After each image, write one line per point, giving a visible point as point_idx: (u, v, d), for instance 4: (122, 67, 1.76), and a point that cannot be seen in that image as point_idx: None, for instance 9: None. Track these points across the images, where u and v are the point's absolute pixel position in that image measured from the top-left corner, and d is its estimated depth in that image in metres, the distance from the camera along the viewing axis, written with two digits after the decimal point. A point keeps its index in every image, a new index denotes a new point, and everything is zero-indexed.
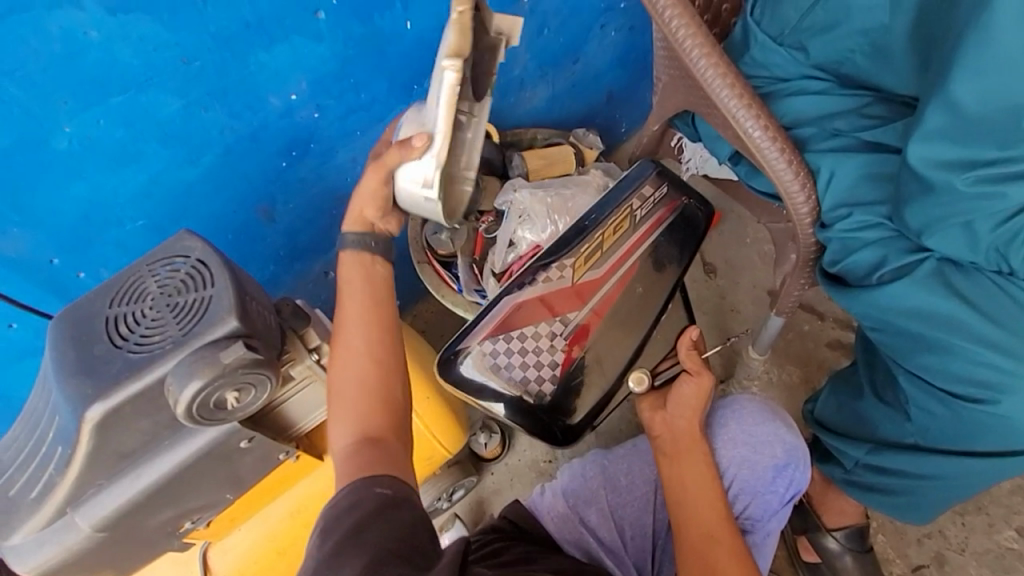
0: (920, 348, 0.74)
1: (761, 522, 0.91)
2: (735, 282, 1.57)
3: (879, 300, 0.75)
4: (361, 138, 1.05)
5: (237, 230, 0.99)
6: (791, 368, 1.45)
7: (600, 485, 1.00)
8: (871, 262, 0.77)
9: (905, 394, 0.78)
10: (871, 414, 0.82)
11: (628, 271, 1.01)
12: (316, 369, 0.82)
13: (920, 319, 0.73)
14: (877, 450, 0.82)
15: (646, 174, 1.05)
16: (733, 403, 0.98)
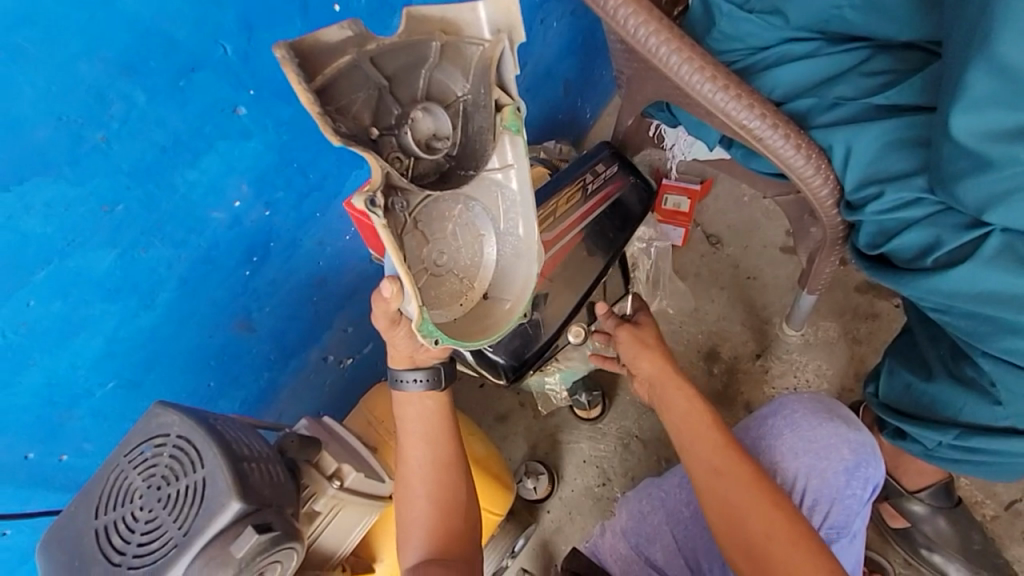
0: (1002, 331, 0.68)
1: (848, 527, 0.86)
2: (745, 247, 1.49)
3: (941, 286, 0.69)
4: (323, 219, 0.97)
5: (219, 354, 0.92)
6: (827, 323, 1.38)
7: (666, 519, 0.93)
8: (923, 244, 0.71)
9: (988, 374, 0.70)
10: (944, 396, 0.75)
11: (570, 244, 0.92)
12: (341, 497, 0.75)
13: (994, 301, 0.67)
14: (968, 435, 0.74)
15: (600, 155, 0.98)
16: (777, 407, 0.93)
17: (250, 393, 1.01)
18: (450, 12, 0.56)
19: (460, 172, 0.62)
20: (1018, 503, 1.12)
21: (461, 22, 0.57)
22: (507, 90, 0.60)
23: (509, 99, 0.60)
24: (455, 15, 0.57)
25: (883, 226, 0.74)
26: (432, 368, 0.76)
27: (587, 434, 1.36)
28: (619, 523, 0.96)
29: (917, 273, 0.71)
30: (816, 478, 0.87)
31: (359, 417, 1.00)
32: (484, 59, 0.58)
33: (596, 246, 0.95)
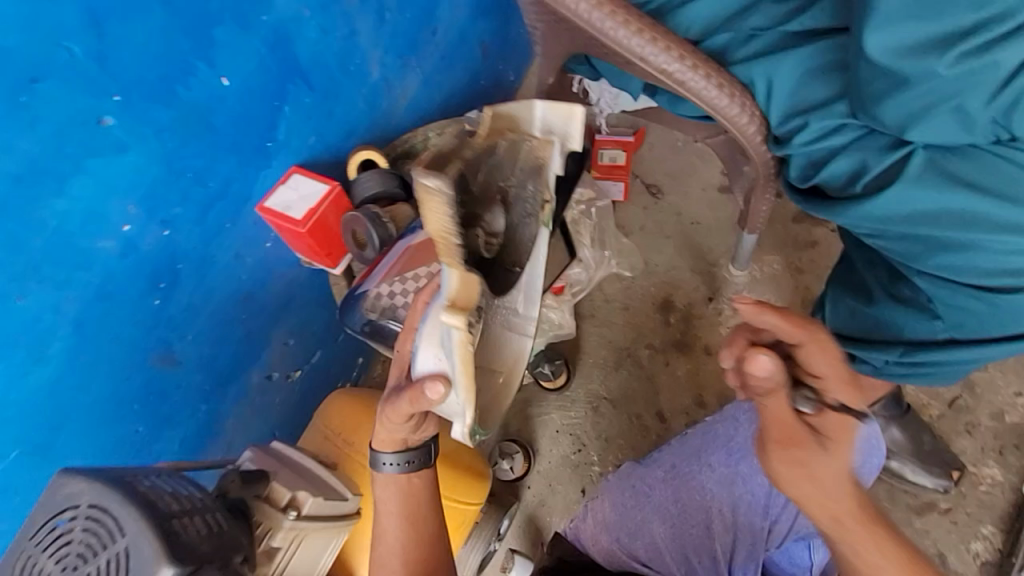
0: (935, 250, 0.68)
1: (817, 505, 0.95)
2: (685, 193, 1.48)
3: (873, 210, 0.68)
4: (235, 230, 0.87)
5: (143, 395, 0.83)
6: (770, 257, 1.40)
7: (654, 515, 0.98)
8: (851, 171, 0.70)
9: (926, 292, 0.71)
10: (887, 317, 0.75)
11: None
12: (301, 526, 0.70)
13: (922, 220, 0.67)
14: (913, 350, 0.73)
15: None
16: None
17: (189, 429, 0.93)
18: (516, 108, 0.75)
19: (507, 269, 0.74)
20: (959, 399, 1.20)
21: (520, 115, 0.75)
22: (549, 189, 0.73)
23: (551, 198, 0.73)
24: (519, 110, 0.75)
25: (812, 157, 0.73)
26: (422, 448, 0.78)
27: (556, 404, 1.35)
28: (605, 510, 0.99)
29: (846, 199, 0.71)
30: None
31: (316, 434, 0.96)
32: (535, 160, 0.74)
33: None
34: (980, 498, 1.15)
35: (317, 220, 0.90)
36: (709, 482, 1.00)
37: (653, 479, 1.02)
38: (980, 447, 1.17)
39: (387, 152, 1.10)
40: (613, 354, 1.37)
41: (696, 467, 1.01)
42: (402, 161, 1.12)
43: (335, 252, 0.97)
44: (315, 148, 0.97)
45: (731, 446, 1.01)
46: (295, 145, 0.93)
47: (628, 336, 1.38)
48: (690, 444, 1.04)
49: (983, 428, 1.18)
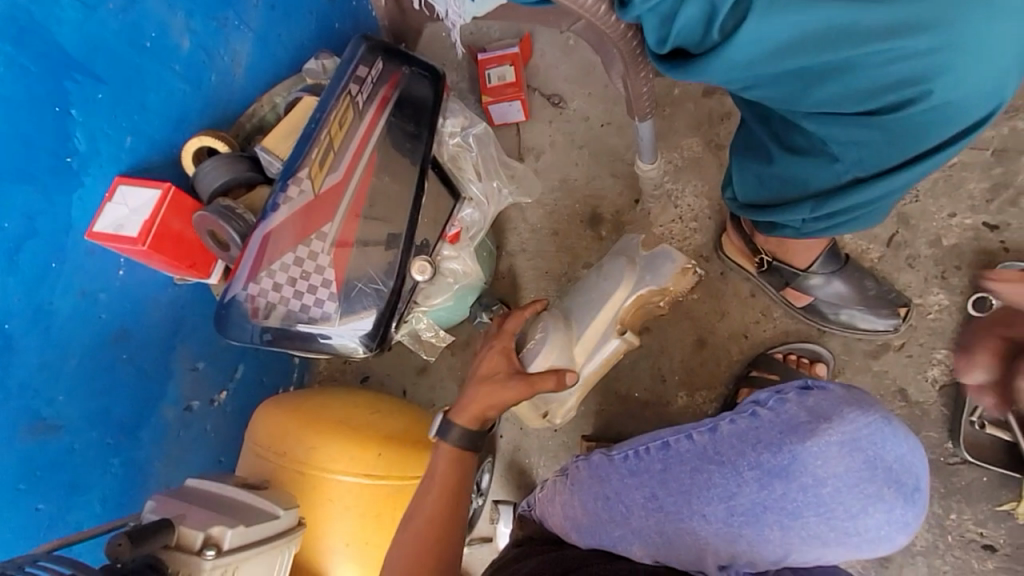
0: (811, 83, 0.60)
1: (808, 510, 0.71)
2: (588, 95, 1.38)
3: (735, 60, 0.58)
4: (66, 268, 0.76)
5: (27, 472, 0.74)
6: (688, 141, 1.32)
7: (632, 536, 0.74)
8: (702, 18, 0.55)
9: (817, 135, 0.66)
10: (792, 173, 0.70)
11: (369, 165, 0.78)
12: (225, 563, 0.64)
13: (796, 53, 0.58)
14: (822, 203, 0.70)
15: (357, 51, 0.79)
16: (795, 463, 0.71)
17: (106, 489, 0.86)
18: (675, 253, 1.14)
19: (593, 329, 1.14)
20: (896, 236, 1.17)
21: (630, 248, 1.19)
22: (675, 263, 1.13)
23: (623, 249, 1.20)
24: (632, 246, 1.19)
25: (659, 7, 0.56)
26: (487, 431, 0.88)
27: None
28: (569, 499, 0.78)
29: (711, 53, 0.58)
30: (831, 525, 0.71)
31: (249, 453, 0.90)
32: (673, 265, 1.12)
33: (399, 158, 0.79)
34: (930, 327, 1.15)
35: (159, 232, 0.79)
36: (703, 532, 0.72)
37: (635, 486, 0.76)
38: (923, 278, 1.16)
39: (235, 134, 0.98)
40: (553, 284, 1.32)
41: (686, 517, 0.73)
42: (256, 138, 1.00)
43: (201, 260, 0.86)
44: (137, 149, 0.84)
45: (734, 503, 0.72)
46: (108, 152, 0.79)
47: (565, 261, 1.33)
48: (676, 480, 0.74)
49: (924, 258, 1.16)
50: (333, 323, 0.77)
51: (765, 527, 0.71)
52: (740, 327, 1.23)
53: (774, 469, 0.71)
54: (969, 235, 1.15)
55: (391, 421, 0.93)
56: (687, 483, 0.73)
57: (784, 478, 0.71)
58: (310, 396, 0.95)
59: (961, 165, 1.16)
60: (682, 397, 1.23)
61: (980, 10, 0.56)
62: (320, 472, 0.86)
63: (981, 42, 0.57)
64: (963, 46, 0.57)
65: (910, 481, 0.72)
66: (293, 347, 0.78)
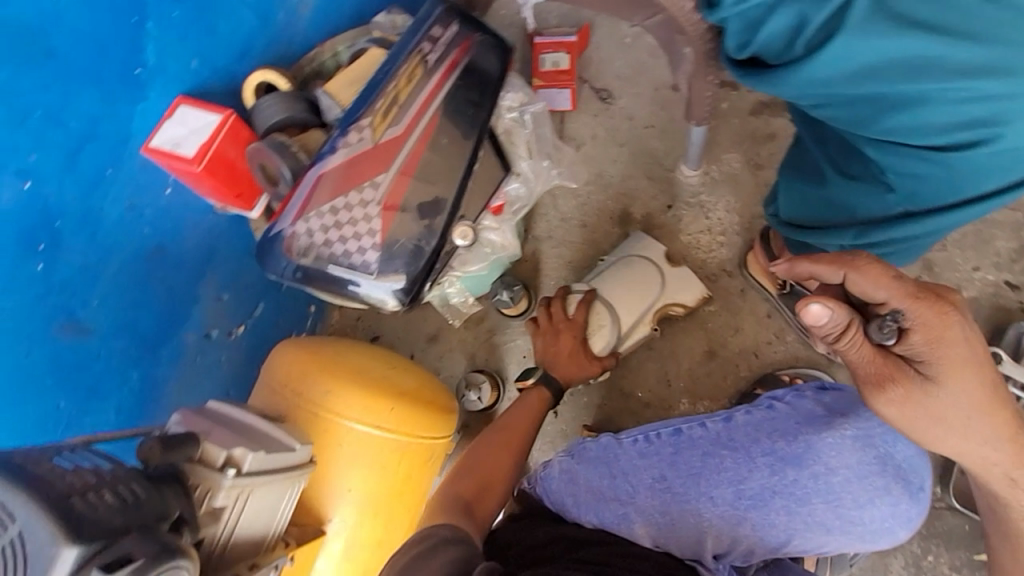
0: (887, 109, 0.61)
1: (815, 501, 0.80)
2: (637, 95, 1.39)
3: (814, 75, 0.61)
4: (120, 175, 0.77)
5: (54, 369, 0.76)
6: (729, 156, 1.33)
7: (636, 515, 0.81)
8: (791, 28, 0.59)
9: (877, 163, 0.66)
10: (842, 199, 0.70)
11: (428, 125, 0.79)
12: (243, 484, 0.67)
13: (875, 76, 0.60)
14: (864, 232, 0.69)
15: (434, 13, 0.80)
16: (809, 451, 0.81)
17: (122, 399, 0.87)
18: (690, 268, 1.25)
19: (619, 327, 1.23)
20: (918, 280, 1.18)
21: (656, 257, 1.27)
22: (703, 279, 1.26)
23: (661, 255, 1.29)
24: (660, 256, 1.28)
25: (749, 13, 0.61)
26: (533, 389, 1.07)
27: (521, 330, 1.32)
28: (573, 470, 0.86)
29: (790, 65, 0.61)
30: (836, 513, 0.80)
31: (265, 387, 0.92)
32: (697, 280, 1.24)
33: (456, 126, 0.80)
34: None
35: (213, 156, 0.80)
36: (708, 512, 0.81)
37: (643, 468, 0.84)
38: None
39: (293, 74, 0.98)
40: (574, 275, 1.33)
41: (694, 497, 0.81)
42: (313, 83, 1.00)
43: (247, 192, 0.88)
44: (200, 73, 0.84)
45: (743, 487, 0.81)
46: (174, 71, 0.80)
47: (589, 254, 1.34)
48: (686, 463, 0.83)
49: None
50: (370, 274, 0.78)
51: (771, 511, 0.80)
52: (751, 345, 1.25)
53: (786, 455, 0.81)
54: (989, 291, 1.16)
55: (403, 380, 0.95)
56: (697, 464, 0.83)
57: (796, 465, 0.81)
58: (331, 343, 0.97)
59: (992, 221, 1.18)
60: (683, 403, 1.25)
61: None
62: (334, 416, 0.88)
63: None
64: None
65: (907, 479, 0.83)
66: (328, 290, 0.79)
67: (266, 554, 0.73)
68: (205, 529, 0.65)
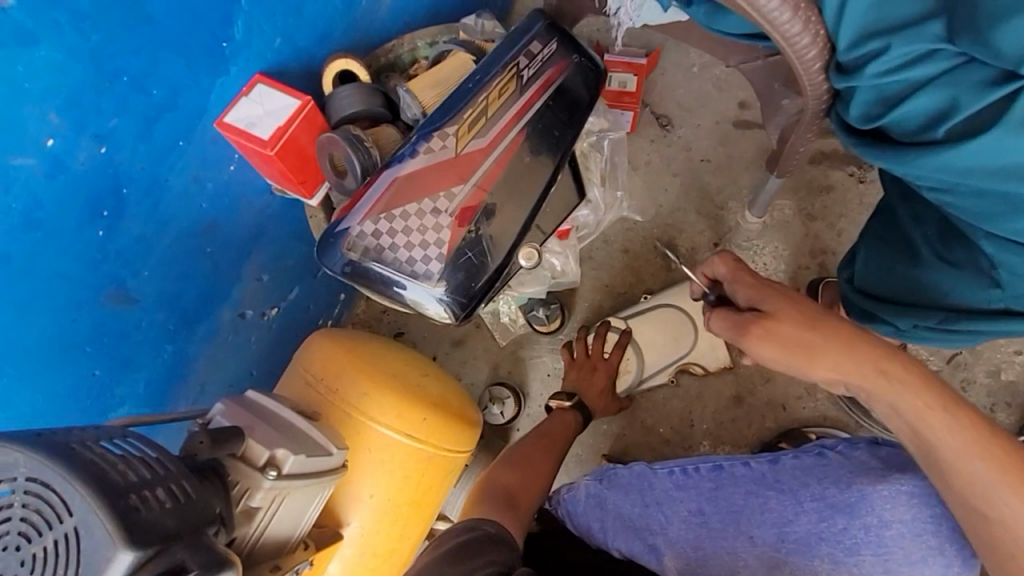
0: (1014, 211, 0.60)
1: (859, 557, 0.79)
2: (697, 126, 1.37)
3: (952, 162, 0.59)
4: (190, 148, 0.75)
5: (96, 336, 0.74)
6: (782, 202, 1.31)
7: (665, 546, 0.85)
8: (936, 110, 0.58)
9: (988, 256, 0.64)
10: (935, 282, 0.68)
11: (513, 142, 0.77)
12: (281, 487, 0.64)
13: (1007, 176, 0.58)
14: (953, 320, 0.67)
15: (534, 28, 0.78)
16: (862, 503, 0.79)
17: (153, 371, 0.85)
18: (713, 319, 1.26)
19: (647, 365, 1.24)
20: (959, 355, 1.16)
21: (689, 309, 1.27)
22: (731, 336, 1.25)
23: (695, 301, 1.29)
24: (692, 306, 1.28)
25: (890, 88, 0.60)
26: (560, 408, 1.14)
27: (549, 348, 1.30)
28: (605, 495, 0.90)
29: (924, 147, 0.60)
30: (884, 567, 0.78)
31: (297, 377, 0.90)
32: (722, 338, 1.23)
33: (540, 145, 0.78)
34: None
35: (287, 140, 0.78)
36: (746, 552, 0.82)
37: (679, 500, 0.87)
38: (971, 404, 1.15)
39: (368, 63, 0.95)
40: (609, 299, 1.31)
41: (733, 534, 0.83)
42: (387, 74, 0.97)
43: (310, 180, 0.85)
44: (281, 52, 0.82)
45: (787, 530, 0.81)
46: (257, 48, 0.78)
47: (627, 281, 1.32)
48: (727, 500, 0.85)
49: (978, 385, 1.15)
50: (430, 284, 0.75)
51: (814, 556, 0.80)
52: (780, 397, 1.23)
53: (837, 504, 0.80)
54: None
55: (436, 389, 0.92)
56: (739, 504, 0.84)
57: (846, 513, 0.80)
58: (369, 340, 0.94)
59: None
60: (704, 445, 1.24)
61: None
62: (366, 419, 0.86)
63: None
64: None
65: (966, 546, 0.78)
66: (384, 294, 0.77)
67: (288, 556, 0.71)
68: (238, 527, 0.64)
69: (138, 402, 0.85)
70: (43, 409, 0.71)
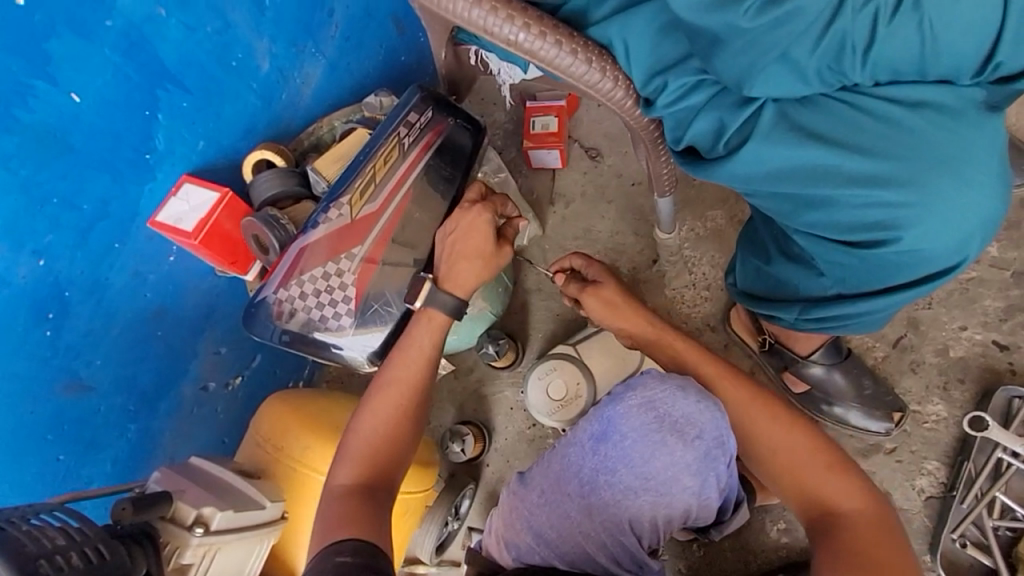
0: (802, 207, 0.71)
1: (607, 425, 0.77)
2: (624, 153, 1.44)
3: (735, 169, 0.71)
4: (127, 249, 0.86)
5: (57, 424, 0.83)
6: (713, 213, 1.36)
7: (535, 511, 0.77)
8: (713, 129, 0.71)
9: (808, 251, 0.75)
10: (785, 274, 0.80)
11: (403, 202, 0.90)
12: (209, 542, 0.71)
13: (780, 178, 0.70)
14: (810, 308, 0.79)
15: (410, 101, 0.92)
16: (608, 427, 0.77)
17: (120, 450, 0.93)
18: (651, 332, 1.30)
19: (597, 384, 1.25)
20: (904, 338, 1.17)
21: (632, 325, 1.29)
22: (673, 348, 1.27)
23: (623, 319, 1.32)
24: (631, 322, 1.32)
25: (677, 117, 0.72)
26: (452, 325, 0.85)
27: (509, 381, 1.34)
28: (497, 525, 0.80)
29: (717, 159, 0.72)
30: (637, 471, 0.74)
31: (250, 441, 0.96)
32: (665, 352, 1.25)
33: (429, 197, 0.91)
34: (924, 436, 1.12)
35: (210, 229, 0.88)
36: (570, 502, 0.75)
37: (532, 486, 0.79)
38: (925, 385, 1.14)
39: (294, 148, 1.07)
40: (562, 327, 1.36)
41: (561, 494, 0.76)
42: (311, 154, 1.09)
43: (241, 259, 0.95)
44: (206, 153, 0.94)
45: (578, 472, 0.76)
46: (181, 153, 0.89)
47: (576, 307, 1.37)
48: (551, 469, 0.78)
49: (928, 365, 1.15)
50: (346, 335, 0.86)
51: (595, 488, 0.75)
52: None
53: (597, 435, 0.77)
54: (977, 350, 1.14)
55: None
56: (556, 468, 0.78)
57: (602, 440, 0.76)
58: (316, 398, 0.99)
59: (978, 279, 1.17)
60: None
61: (951, 180, 0.68)
62: (311, 471, 0.91)
63: (948, 207, 0.68)
64: (933, 205, 0.68)
65: (694, 432, 0.74)
66: (307, 349, 0.86)
67: None
68: None
69: (107, 480, 0.92)
70: (13, 497, 0.80)
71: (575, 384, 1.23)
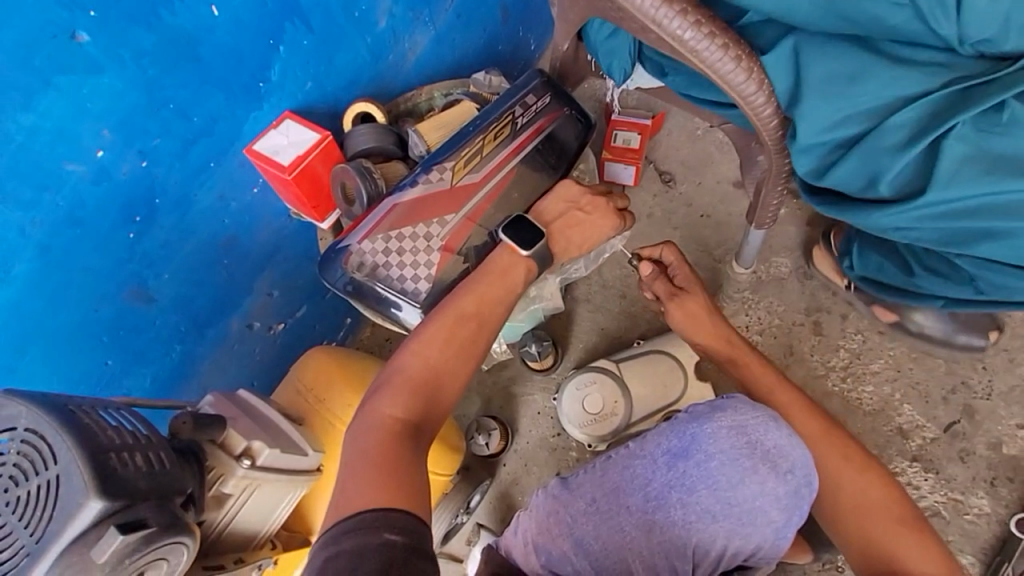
0: (981, 237, 0.76)
1: (692, 442, 0.74)
2: (698, 183, 1.43)
3: (899, 212, 0.76)
4: (219, 170, 0.85)
5: (113, 328, 0.81)
6: (778, 259, 1.31)
7: (584, 521, 0.73)
8: (869, 175, 0.76)
9: (967, 271, 0.84)
10: (925, 285, 0.90)
11: (503, 180, 0.91)
12: (254, 476, 0.69)
13: (949, 219, 0.75)
14: (952, 305, 0.90)
15: (532, 84, 0.95)
16: (691, 444, 0.73)
17: (161, 368, 0.91)
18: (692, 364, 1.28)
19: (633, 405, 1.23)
20: (955, 424, 1.14)
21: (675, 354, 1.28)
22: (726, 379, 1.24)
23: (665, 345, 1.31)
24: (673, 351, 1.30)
25: (826, 154, 0.77)
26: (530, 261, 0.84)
27: (541, 386, 1.32)
28: (530, 527, 0.76)
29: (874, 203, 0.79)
30: (718, 497, 0.71)
31: (289, 386, 0.94)
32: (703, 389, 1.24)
33: (542, 171, 0.94)
34: (963, 528, 1.08)
35: (304, 169, 0.88)
36: (626, 519, 0.72)
37: (579, 492, 0.76)
38: (971, 476, 1.11)
39: (389, 109, 1.07)
40: (604, 342, 1.34)
41: (613, 508, 0.73)
42: (404, 119, 1.09)
43: (323, 205, 0.95)
44: (311, 94, 0.94)
45: (648, 488, 0.73)
46: (289, 89, 0.89)
47: (622, 326, 1.35)
48: (607, 480, 0.75)
49: (977, 457, 1.12)
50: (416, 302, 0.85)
51: (667, 507, 0.71)
52: None
53: (677, 450, 0.74)
54: None
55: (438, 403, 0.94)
56: (615, 479, 0.74)
57: (682, 457, 0.73)
58: (358, 355, 0.98)
59: None
60: None
61: None
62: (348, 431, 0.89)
63: None
64: None
65: (786, 465, 0.73)
66: (366, 300, 0.87)
67: (253, 552, 0.73)
68: (208, 512, 0.68)
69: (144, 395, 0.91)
70: (58, 388, 0.79)
71: (612, 403, 1.20)
